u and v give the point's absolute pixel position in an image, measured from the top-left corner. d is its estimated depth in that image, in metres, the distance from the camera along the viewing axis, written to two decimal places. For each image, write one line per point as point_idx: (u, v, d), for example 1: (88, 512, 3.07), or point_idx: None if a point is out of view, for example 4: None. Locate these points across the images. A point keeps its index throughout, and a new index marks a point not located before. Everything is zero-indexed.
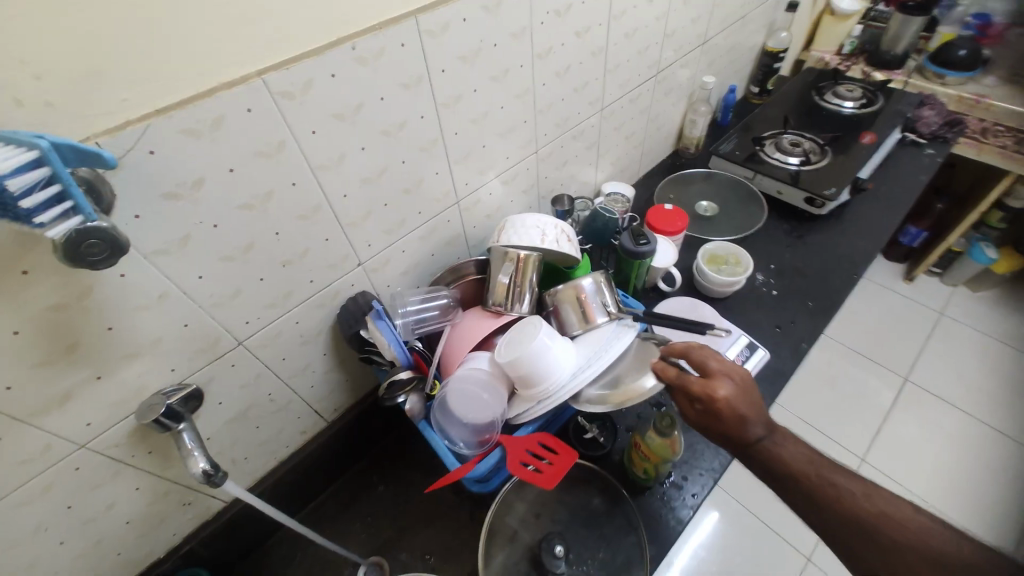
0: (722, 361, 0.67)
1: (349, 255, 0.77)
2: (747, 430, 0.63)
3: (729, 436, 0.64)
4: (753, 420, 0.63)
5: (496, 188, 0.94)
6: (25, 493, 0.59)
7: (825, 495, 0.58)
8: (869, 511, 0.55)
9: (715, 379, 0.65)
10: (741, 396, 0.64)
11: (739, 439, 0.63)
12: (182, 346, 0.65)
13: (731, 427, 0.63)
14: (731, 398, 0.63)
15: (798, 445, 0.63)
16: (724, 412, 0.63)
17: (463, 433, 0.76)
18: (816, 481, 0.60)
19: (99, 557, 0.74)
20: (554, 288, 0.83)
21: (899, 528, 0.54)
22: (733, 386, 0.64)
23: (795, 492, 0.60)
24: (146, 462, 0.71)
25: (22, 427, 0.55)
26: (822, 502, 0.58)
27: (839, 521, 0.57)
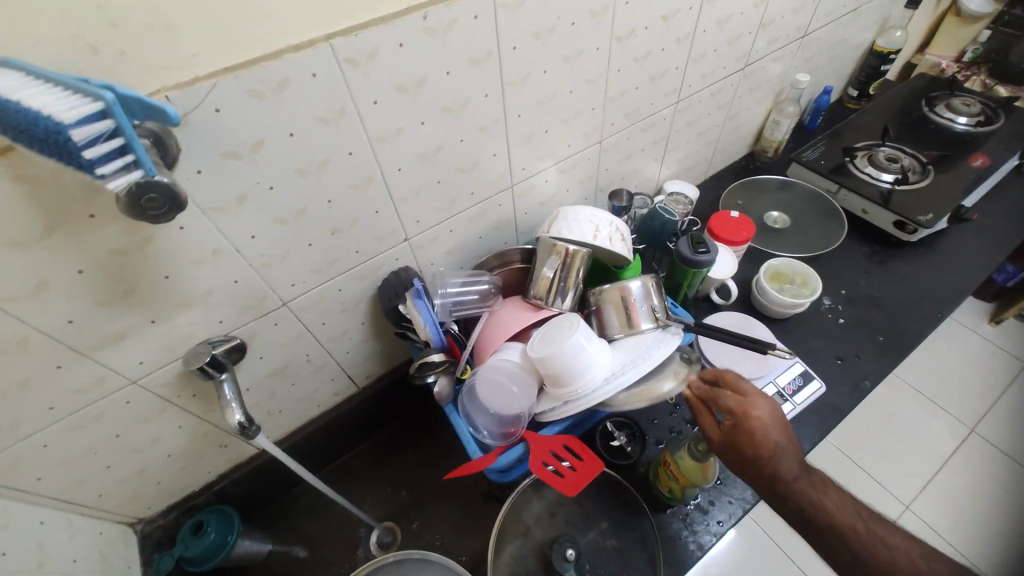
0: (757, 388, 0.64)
1: (397, 230, 0.76)
2: (783, 463, 0.59)
3: (762, 471, 0.60)
4: (788, 452, 0.60)
5: (553, 176, 0.90)
6: (80, 418, 0.63)
7: (875, 555, 0.56)
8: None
9: (750, 402, 0.62)
10: (776, 425, 0.61)
11: (775, 476, 0.59)
12: (230, 301, 0.67)
13: (765, 459, 0.59)
14: (768, 425, 0.60)
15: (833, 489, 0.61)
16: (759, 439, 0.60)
17: (487, 423, 0.75)
18: (857, 531, 0.57)
19: (140, 484, 0.78)
20: (599, 287, 0.79)
21: None
22: (771, 410, 0.61)
23: (835, 543, 0.58)
24: (190, 404, 0.74)
25: (82, 359, 0.59)
26: (871, 561, 0.56)
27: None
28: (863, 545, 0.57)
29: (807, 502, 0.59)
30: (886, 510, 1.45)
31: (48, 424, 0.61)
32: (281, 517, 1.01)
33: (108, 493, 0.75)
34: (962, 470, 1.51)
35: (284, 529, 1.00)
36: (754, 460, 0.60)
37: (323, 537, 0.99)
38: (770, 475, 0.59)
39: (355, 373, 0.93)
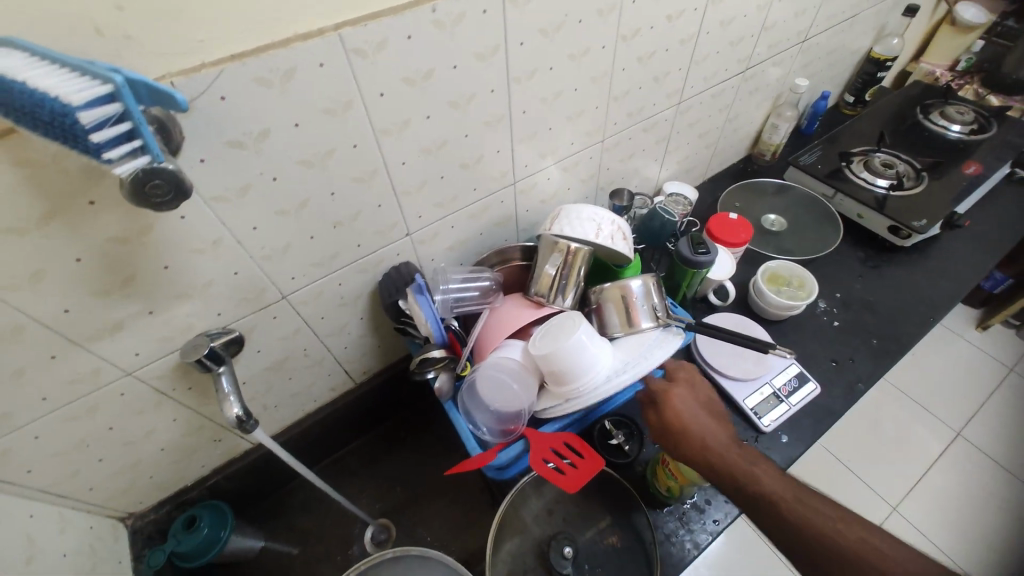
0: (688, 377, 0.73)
1: (399, 224, 0.75)
2: (708, 434, 0.65)
3: (690, 443, 0.65)
4: (712, 425, 0.66)
5: (555, 174, 0.90)
6: (74, 409, 0.62)
7: (804, 520, 0.56)
8: (851, 541, 0.54)
9: (674, 384, 0.71)
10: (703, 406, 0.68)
11: (702, 446, 0.64)
12: (230, 293, 0.66)
13: (688, 429, 0.65)
14: (694, 405, 0.68)
15: (763, 462, 0.63)
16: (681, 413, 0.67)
17: (487, 419, 0.74)
18: (787, 498, 0.58)
19: (132, 478, 0.77)
20: (600, 285, 0.79)
21: (880, 557, 0.53)
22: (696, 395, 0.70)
23: (769, 511, 0.58)
24: (185, 397, 0.73)
25: (78, 349, 0.58)
26: (799, 526, 0.56)
27: (819, 543, 0.55)
28: (794, 510, 0.57)
29: (734, 467, 0.61)
30: (873, 512, 1.47)
31: (41, 415, 0.60)
32: (274, 513, 1.00)
33: (99, 487, 0.74)
34: (947, 474, 1.54)
35: (278, 524, 0.99)
36: (681, 432, 0.65)
37: (317, 533, 0.98)
38: (697, 444, 0.64)
39: (353, 369, 0.93)
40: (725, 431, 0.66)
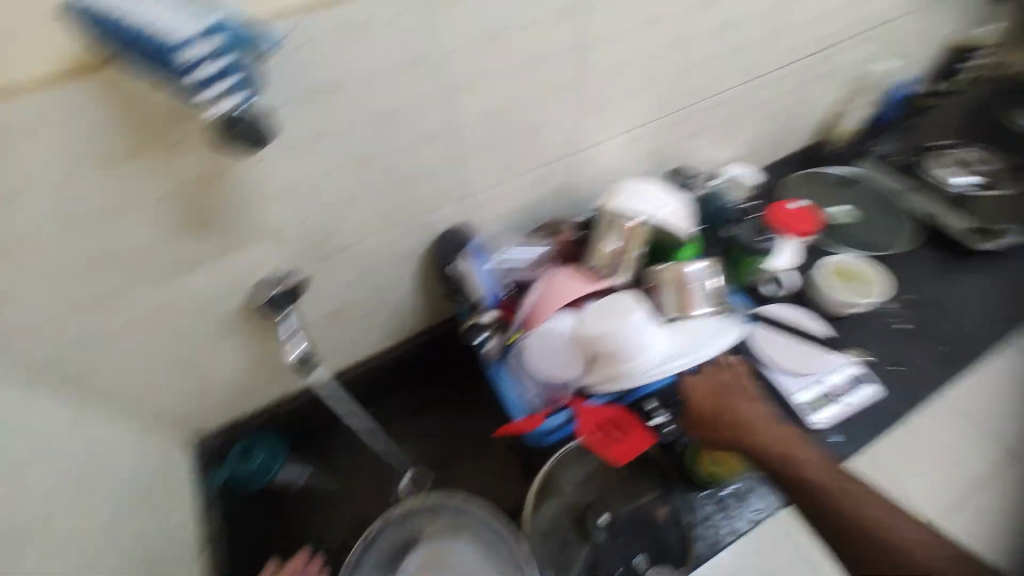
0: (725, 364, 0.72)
1: (460, 185, 0.75)
2: (741, 413, 0.65)
3: (722, 417, 0.65)
4: (746, 403, 0.66)
5: (620, 146, 0.86)
6: (152, 336, 0.67)
7: (837, 500, 0.56)
8: (888, 527, 0.53)
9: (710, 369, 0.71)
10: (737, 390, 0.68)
11: (734, 423, 0.64)
12: (295, 240, 0.67)
13: (720, 406, 0.66)
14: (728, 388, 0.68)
15: (799, 443, 0.62)
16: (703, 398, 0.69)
17: (533, 388, 0.75)
18: (820, 478, 0.58)
19: (196, 407, 0.82)
20: (655, 266, 0.78)
21: (919, 548, 0.51)
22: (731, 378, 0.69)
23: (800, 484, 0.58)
24: (248, 336, 0.76)
25: (158, 280, 0.61)
26: (830, 504, 0.56)
27: (852, 525, 0.54)
28: (826, 491, 0.57)
29: (765, 444, 0.61)
30: None
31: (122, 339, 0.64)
32: None
33: (164, 413, 0.79)
34: None
35: None
36: (714, 409, 0.66)
37: None
38: (728, 418, 0.64)
39: (398, 326, 0.94)
40: (759, 412, 0.65)
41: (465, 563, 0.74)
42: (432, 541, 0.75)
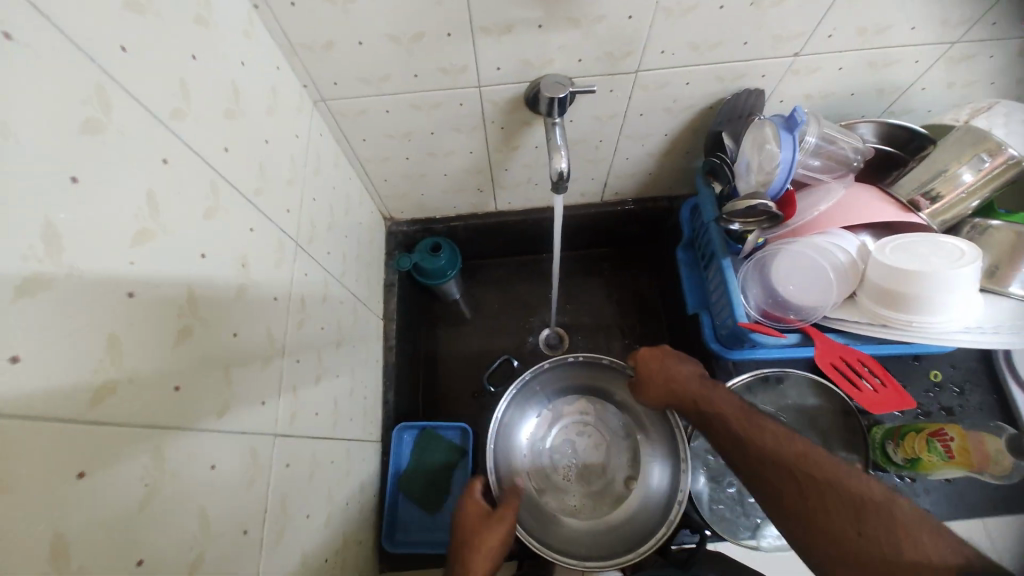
0: (655, 351, 0.67)
1: (802, 37, 0.59)
2: (673, 377, 0.64)
3: (658, 384, 0.65)
4: (683, 367, 0.64)
5: (1016, 53, 0.63)
6: (426, 99, 0.64)
7: (752, 448, 0.53)
8: (780, 460, 0.50)
9: (654, 356, 0.67)
10: (663, 356, 0.66)
11: (667, 387, 0.64)
12: (604, 41, 0.57)
13: (655, 370, 0.66)
14: (663, 356, 0.66)
15: (727, 393, 0.60)
16: (642, 364, 0.67)
17: (764, 297, 0.68)
18: (736, 428, 0.55)
19: (412, 187, 0.84)
20: (987, 220, 0.62)
21: (773, 458, 0.51)
22: (654, 354, 0.67)
23: (718, 424, 0.57)
24: (493, 134, 0.72)
25: (467, 36, 0.55)
26: (749, 452, 0.53)
27: (747, 455, 0.53)
28: (744, 433, 0.54)
29: (700, 407, 0.60)
30: None
31: (405, 89, 0.62)
32: (475, 273, 1.08)
33: (391, 181, 0.81)
34: None
35: (474, 284, 1.07)
36: (648, 378, 0.66)
37: (503, 311, 1.05)
38: (662, 384, 0.65)
39: (611, 184, 0.88)
40: (687, 371, 0.64)
41: (604, 425, 0.82)
42: (583, 397, 0.83)
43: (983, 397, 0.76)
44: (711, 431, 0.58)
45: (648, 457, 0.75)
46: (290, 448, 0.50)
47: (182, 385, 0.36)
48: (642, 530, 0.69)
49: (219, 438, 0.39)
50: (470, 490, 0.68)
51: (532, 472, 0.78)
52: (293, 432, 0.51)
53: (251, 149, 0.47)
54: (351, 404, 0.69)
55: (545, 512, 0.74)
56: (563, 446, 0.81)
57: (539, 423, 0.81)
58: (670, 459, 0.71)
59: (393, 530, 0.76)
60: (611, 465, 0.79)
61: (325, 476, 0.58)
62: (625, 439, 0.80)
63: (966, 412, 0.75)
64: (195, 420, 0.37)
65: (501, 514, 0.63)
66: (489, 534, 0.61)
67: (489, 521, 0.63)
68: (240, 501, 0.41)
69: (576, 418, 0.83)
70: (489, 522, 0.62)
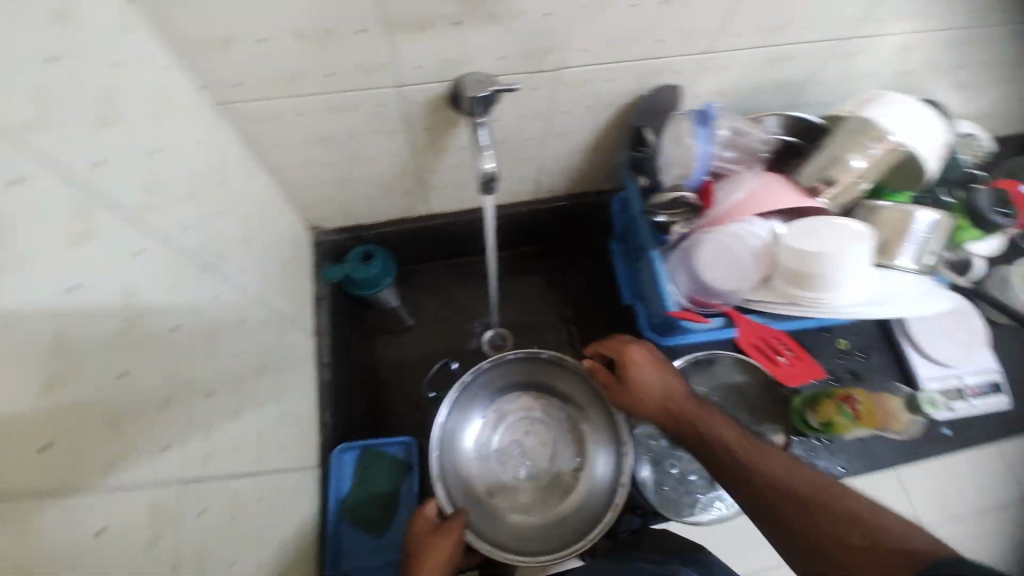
0: (641, 354, 0.65)
1: (710, 35, 0.62)
2: (663, 387, 0.62)
3: (648, 392, 0.62)
4: (670, 378, 0.63)
5: (890, 50, 0.70)
6: (342, 101, 0.60)
7: (752, 471, 0.52)
8: (782, 484, 0.50)
9: (638, 357, 0.64)
10: (649, 361, 0.64)
11: (658, 399, 0.62)
12: (525, 37, 0.57)
13: (644, 376, 0.63)
14: (649, 361, 0.64)
15: (719, 414, 0.59)
16: (631, 369, 0.64)
17: (691, 284, 0.71)
18: (733, 450, 0.55)
19: (336, 193, 0.79)
20: (874, 202, 0.69)
21: (776, 485, 0.51)
22: (641, 357, 0.64)
23: (714, 444, 0.56)
24: (418, 135, 0.70)
25: (382, 32, 0.52)
26: (750, 476, 0.52)
27: (746, 480, 0.53)
28: (743, 457, 0.54)
29: (695, 426, 0.59)
30: None
31: (317, 90, 0.58)
32: (412, 277, 1.05)
33: (312, 187, 0.76)
34: None
35: (412, 289, 1.04)
36: (635, 385, 0.63)
37: (443, 315, 1.03)
38: (651, 394, 0.62)
39: (542, 181, 0.89)
40: (677, 383, 0.62)
41: (549, 419, 0.82)
42: (526, 393, 0.82)
43: (884, 358, 0.84)
44: (705, 455, 0.57)
45: (592, 450, 0.78)
46: (204, 494, 0.46)
47: (54, 440, 0.32)
48: (592, 520, 0.71)
49: (100, 499, 0.35)
50: (421, 508, 0.67)
51: (481, 475, 0.77)
52: (207, 476, 0.47)
53: (133, 161, 0.42)
54: (280, 432, 0.64)
55: (495, 512, 0.75)
56: (511, 445, 0.80)
57: (485, 423, 0.81)
58: (611, 449, 0.75)
59: (337, 563, 0.73)
60: (557, 459, 0.80)
61: (252, 515, 0.54)
62: (570, 432, 0.81)
63: (870, 374, 0.82)
64: (65, 478, 0.33)
65: (449, 527, 0.63)
66: (430, 552, 0.60)
67: (437, 535, 0.62)
68: (128, 569, 0.37)
69: (522, 416, 0.82)
70: (438, 536, 0.62)
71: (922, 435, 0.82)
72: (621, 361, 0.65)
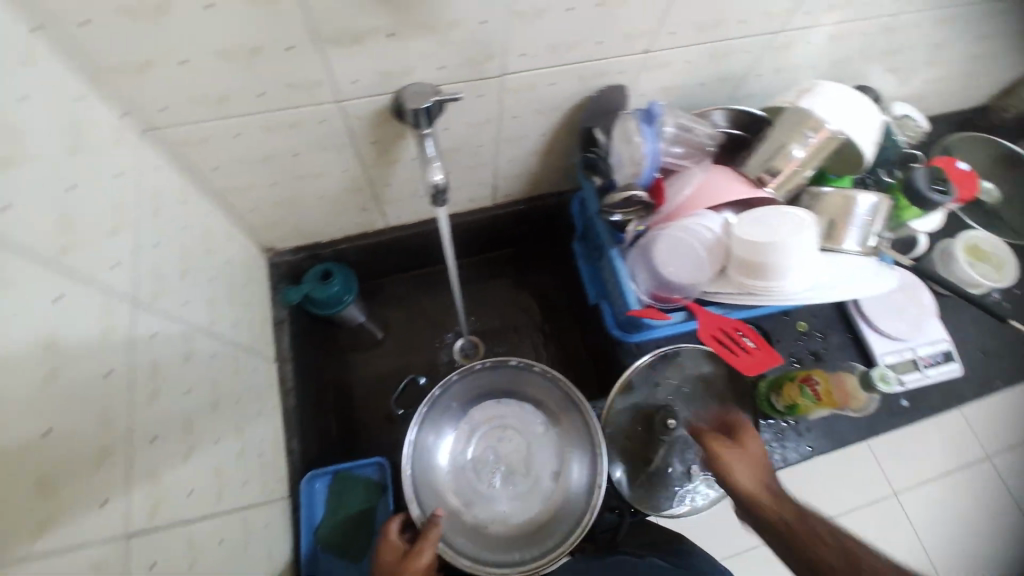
0: (753, 435, 0.63)
1: (649, 34, 0.62)
2: (762, 469, 0.59)
3: (755, 465, 0.59)
4: (769, 467, 0.60)
5: (823, 40, 0.72)
6: (279, 120, 0.58)
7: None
8: None
9: (752, 437, 0.63)
10: (756, 445, 0.62)
11: (760, 478, 0.58)
12: (463, 46, 0.56)
13: (754, 451, 0.61)
14: (755, 445, 0.62)
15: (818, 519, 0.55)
16: (746, 440, 0.62)
17: (651, 280, 0.71)
18: (844, 552, 0.50)
19: (287, 213, 0.77)
20: (819, 188, 0.71)
21: None
22: (753, 438, 0.63)
23: (821, 543, 0.51)
24: (366, 150, 0.68)
25: (312, 49, 0.50)
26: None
27: None
28: (855, 560, 0.50)
29: (800, 518, 0.54)
30: None
31: (250, 110, 0.56)
32: (377, 292, 1.03)
33: (259, 209, 0.73)
34: None
35: (378, 303, 1.02)
36: (740, 451, 0.60)
37: (412, 328, 1.02)
38: (756, 468, 0.59)
39: (500, 186, 0.88)
40: (772, 475, 0.59)
41: (523, 423, 0.81)
42: (498, 399, 0.82)
43: (841, 336, 0.86)
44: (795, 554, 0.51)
45: (568, 456, 0.76)
46: (152, 547, 0.44)
47: None
48: (573, 522, 0.70)
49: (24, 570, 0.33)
50: (386, 532, 0.64)
51: (457, 488, 0.77)
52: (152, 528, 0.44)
53: (42, 200, 0.39)
54: (242, 466, 0.61)
55: (472, 525, 0.73)
56: (486, 456, 0.80)
57: (458, 436, 0.80)
58: (586, 453, 0.74)
59: None
60: (535, 462, 0.79)
61: (213, 560, 0.52)
62: (545, 439, 0.80)
63: (829, 352, 0.85)
64: None
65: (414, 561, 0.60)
66: None
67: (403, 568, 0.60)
68: None
69: (496, 425, 0.82)
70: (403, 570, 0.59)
71: (882, 407, 0.85)
72: (738, 432, 0.64)
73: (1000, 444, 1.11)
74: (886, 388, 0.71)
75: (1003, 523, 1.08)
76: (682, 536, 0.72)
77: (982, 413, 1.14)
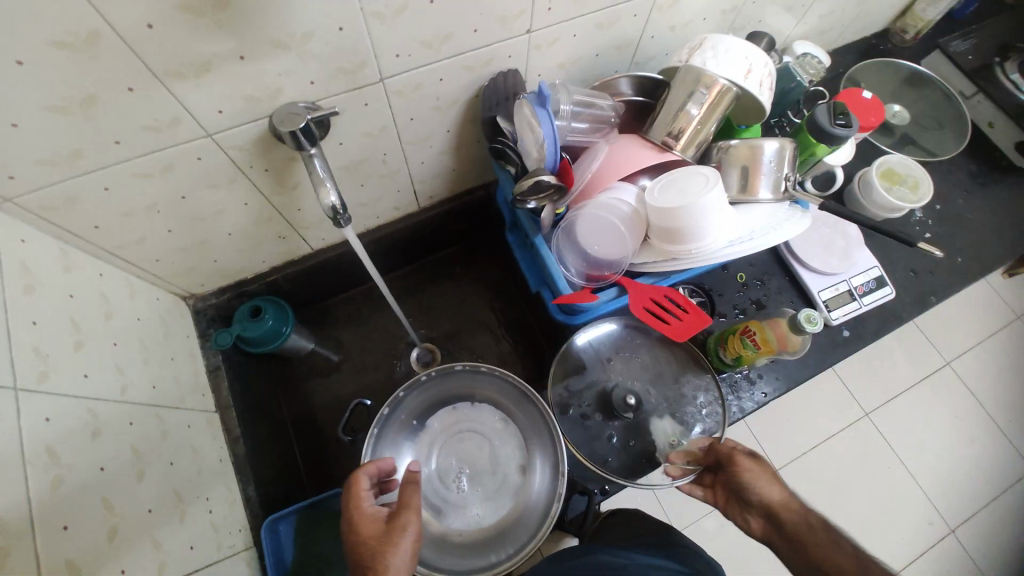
0: (750, 455, 0.61)
1: (526, 13, 0.60)
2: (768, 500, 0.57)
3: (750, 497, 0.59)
4: (772, 488, 0.58)
5: None
6: (148, 165, 0.55)
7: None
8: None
9: (749, 459, 0.61)
10: (757, 471, 0.60)
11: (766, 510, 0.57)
12: (327, 57, 0.53)
13: (746, 477, 0.60)
14: (756, 470, 0.60)
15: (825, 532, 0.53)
16: (739, 467, 0.61)
17: (579, 261, 0.71)
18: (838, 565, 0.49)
19: (198, 258, 0.73)
20: (727, 142, 0.70)
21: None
22: (760, 468, 0.60)
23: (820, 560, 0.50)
24: (262, 179, 0.65)
25: (156, 87, 0.47)
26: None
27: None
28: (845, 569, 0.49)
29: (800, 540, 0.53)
30: None
31: (112, 162, 0.52)
32: (321, 317, 1.00)
33: (165, 261, 0.69)
34: None
35: (325, 329, 0.99)
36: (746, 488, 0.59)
37: (365, 346, 0.99)
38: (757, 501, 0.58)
39: (420, 191, 0.86)
40: (778, 498, 0.57)
41: (481, 423, 0.81)
42: (453, 407, 0.81)
43: (778, 280, 0.88)
44: None
45: (531, 453, 0.77)
46: None
47: None
48: (542, 515, 0.71)
49: None
50: (360, 500, 0.57)
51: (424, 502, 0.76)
52: None
53: None
54: (189, 529, 0.59)
55: (444, 537, 0.73)
56: (450, 465, 0.79)
57: (418, 450, 0.79)
58: (548, 448, 0.75)
59: None
60: (500, 460, 0.78)
61: None
62: (507, 439, 0.79)
63: (771, 298, 0.86)
64: None
65: (393, 541, 0.53)
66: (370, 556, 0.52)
67: (381, 549, 0.52)
68: None
69: (456, 433, 0.81)
70: (380, 551, 0.52)
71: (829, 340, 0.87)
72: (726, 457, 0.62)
73: (950, 351, 1.17)
74: (815, 329, 0.71)
75: (964, 423, 1.13)
76: (669, 528, 0.70)
77: (932, 324, 1.19)
